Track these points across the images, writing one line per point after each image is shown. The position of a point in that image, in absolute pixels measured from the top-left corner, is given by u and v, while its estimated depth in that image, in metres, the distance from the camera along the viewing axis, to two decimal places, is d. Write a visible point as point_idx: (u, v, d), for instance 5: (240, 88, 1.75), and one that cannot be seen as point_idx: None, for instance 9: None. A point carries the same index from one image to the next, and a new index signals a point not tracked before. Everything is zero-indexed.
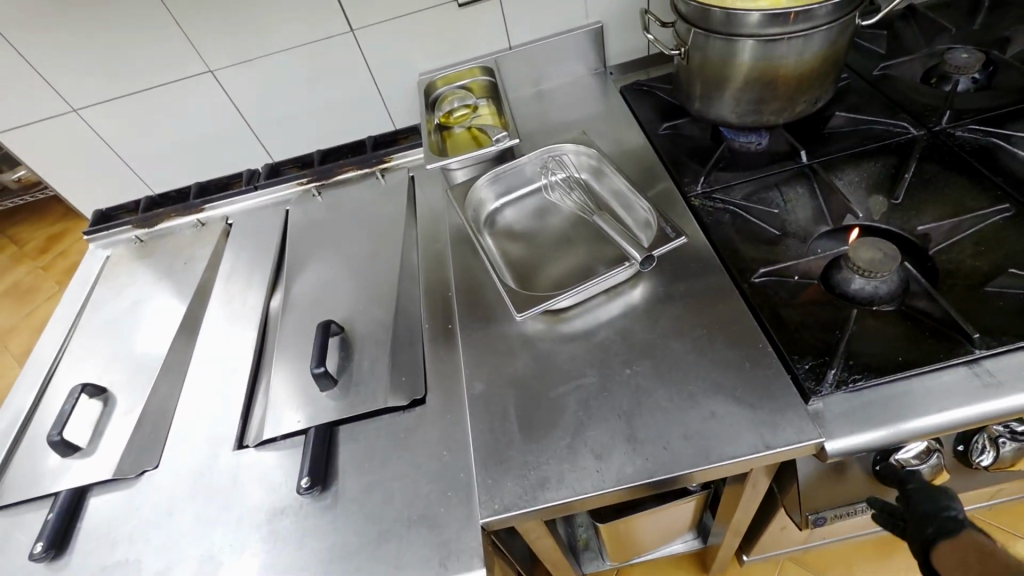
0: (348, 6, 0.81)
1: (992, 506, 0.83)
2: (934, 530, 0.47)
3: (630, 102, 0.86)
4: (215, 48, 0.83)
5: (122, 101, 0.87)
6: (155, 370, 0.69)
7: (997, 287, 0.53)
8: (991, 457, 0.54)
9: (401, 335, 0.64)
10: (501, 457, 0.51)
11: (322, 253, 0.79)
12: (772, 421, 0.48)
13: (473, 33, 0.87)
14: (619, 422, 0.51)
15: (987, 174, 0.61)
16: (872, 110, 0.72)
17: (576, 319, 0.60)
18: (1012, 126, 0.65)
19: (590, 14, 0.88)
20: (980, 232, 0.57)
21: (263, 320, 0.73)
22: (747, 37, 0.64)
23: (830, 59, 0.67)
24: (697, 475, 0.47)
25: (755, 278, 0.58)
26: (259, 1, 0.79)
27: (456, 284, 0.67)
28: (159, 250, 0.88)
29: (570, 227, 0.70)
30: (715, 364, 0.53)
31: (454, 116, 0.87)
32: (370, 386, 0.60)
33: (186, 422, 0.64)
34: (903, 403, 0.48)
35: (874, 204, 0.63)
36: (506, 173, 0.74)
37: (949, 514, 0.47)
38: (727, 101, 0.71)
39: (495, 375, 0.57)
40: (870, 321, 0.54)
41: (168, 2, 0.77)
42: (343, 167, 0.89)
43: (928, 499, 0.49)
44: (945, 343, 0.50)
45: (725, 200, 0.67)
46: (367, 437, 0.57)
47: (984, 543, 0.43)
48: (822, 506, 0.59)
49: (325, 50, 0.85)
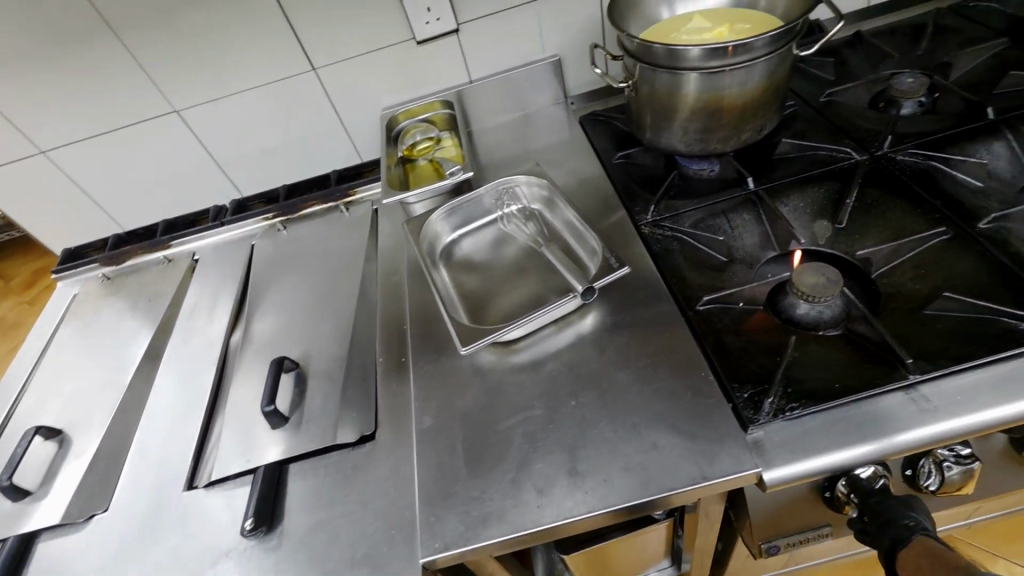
0: (309, 46, 0.83)
1: (970, 524, 0.83)
2: (891, 540, 0.51)
3: (588, 132, 0.88)
4: (180, 89, 0.85)
5: (89, 141, 0.88)
6: (111, 411, 0.69)
7: (935, 310, 0.53)
8: (937, 482, 0.53)
9: (353, 370, 0.65)
10: (446, 493, 0.51)
11: (284, 289, 0.80)
12: (711, 451, 0.48)
13: (434, 68, 0.90)
14: (563, 455, 0.51)
15: (927, 198, 0.62)
16: (817, 137, 0.74)
17: (526, 350, 0.61)
18: (951, 150, 0.67)
19: (546, 47, 0.91)
20: (920, 256, 0.58)
21: (221, 356, 0.73)
22: (691, 71, 0.66)
23: (771, 88, 0.68)
24: (638, 508, 0.47)
25: (699, 306, 0.59)
26: (221, 44, 0.81)
27: (410, 318, 0.68)
28: (124, 286, 0.88)
29: (524, 258, 0.71)
30: (658, 393, 0.53)
31: (417, 149, 0.89)
32: (320, 424, 0.60)
33: (141, 463, 0.64)
34: (839, 430, 0.48)
35: (818, 229, 0.64)
36: (461, 205, 0.75)
37: (907, 521, 0.51)
38: (676, 130, 0.73)
39: (445, 408, 0.57)
40: (813, 346, 0.54)
41: (132, 47, 0.79)
42: (308, 202, 0.91)
43: (890, 515, 0.51)
44: (883, 368, 0.50)
45: (674, 228, 0.68)
46: (316, 476, 0.58)
47: (936, 544, 0.48)
48: (775, 533, 0.58)
49: (288, 88, 0.87)
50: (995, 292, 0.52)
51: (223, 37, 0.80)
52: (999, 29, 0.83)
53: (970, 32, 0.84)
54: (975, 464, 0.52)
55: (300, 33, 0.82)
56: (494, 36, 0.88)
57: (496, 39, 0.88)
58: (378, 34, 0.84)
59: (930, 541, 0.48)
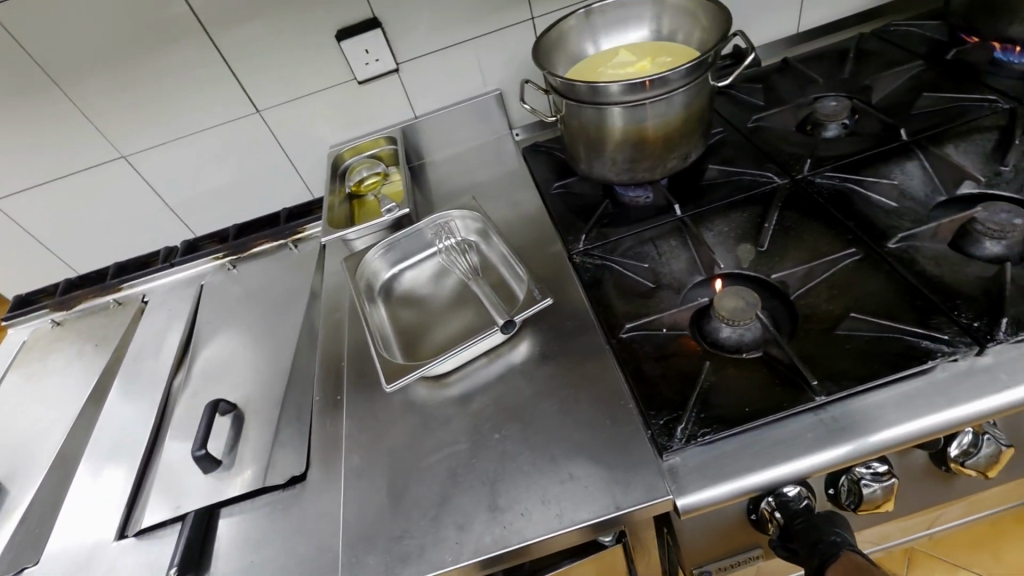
0: (252, 90, 0.85)
1: (932, 535, 0.82)
2: (819, 560, 0.49)
3: (529, 163, 0.91)
4: (126, 135, 0.86)
5: (38, 189, 0.89)
6: (50, 461, 0.70)
7: (845, 330, 0.54)
8: (858, 499, 0.54)
9: (289, 410, 0.66)
10: (368, 533, 0.51)
11: (229, 329, 0.80)
12: (626, 479, 0.49)
13: (377, 106, 0.92)
14: (484, 490, 0.51)
15: (840, 218, 0.65)
16: (743, 162, 0.77)
17: (457, 384, 0.62)
18: (865, 172, 0.69)
19: (487, 82, 0.93)
20: (833, 277, 0.60)
21: (163, 399, 0.74)
22: (613, 105, 0.68)
23: (692, 118, 0.71)
24: (554, 541, 0.48)
25: (622, 334, 0.60)
26: (164, 91, 0.83)
27: (349, 355, 0.69)
28: (73, 331, 0.89)
29: (461, 291, 0.72)
30: (578, 424, 0.54)
31: (364, 185, 0.91)
32: (252, 467, 0.61)
33: (75, 512, 0.64)
34: (750, 453, 0.49)
35: (741, 253, 0.66)
36: (399, 240, 0.76)
37: (833, 539, 0.50)
38: (606, 161, 0.75)
39: (373, 445, 0.58)
40: (730, 370, 0.55)
41: (75, 97, 0.81)
42: (258, 240, 0.92)
43: (814, 535, 0.50)
44: (792, 391, 0.51)
45: (604, 256, 0.70)
46: (246, 520, 0.58)
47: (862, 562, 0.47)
48: (705, 559, 0.59)
49: (233, 131, 0.89)
50: (899, 313, 0.54)
51: (165, 85, 0.82)
52: (917, 53, 0.87)
53: (891, 56, 0.88)
54: (892, 481, 0.53)
55: (242, 78, 0.84)
56: (434, 74, 0.90)
57: (437, 77, 0.91)
58: (320, 76, 0.86)
59: (856, 558, 0.48)
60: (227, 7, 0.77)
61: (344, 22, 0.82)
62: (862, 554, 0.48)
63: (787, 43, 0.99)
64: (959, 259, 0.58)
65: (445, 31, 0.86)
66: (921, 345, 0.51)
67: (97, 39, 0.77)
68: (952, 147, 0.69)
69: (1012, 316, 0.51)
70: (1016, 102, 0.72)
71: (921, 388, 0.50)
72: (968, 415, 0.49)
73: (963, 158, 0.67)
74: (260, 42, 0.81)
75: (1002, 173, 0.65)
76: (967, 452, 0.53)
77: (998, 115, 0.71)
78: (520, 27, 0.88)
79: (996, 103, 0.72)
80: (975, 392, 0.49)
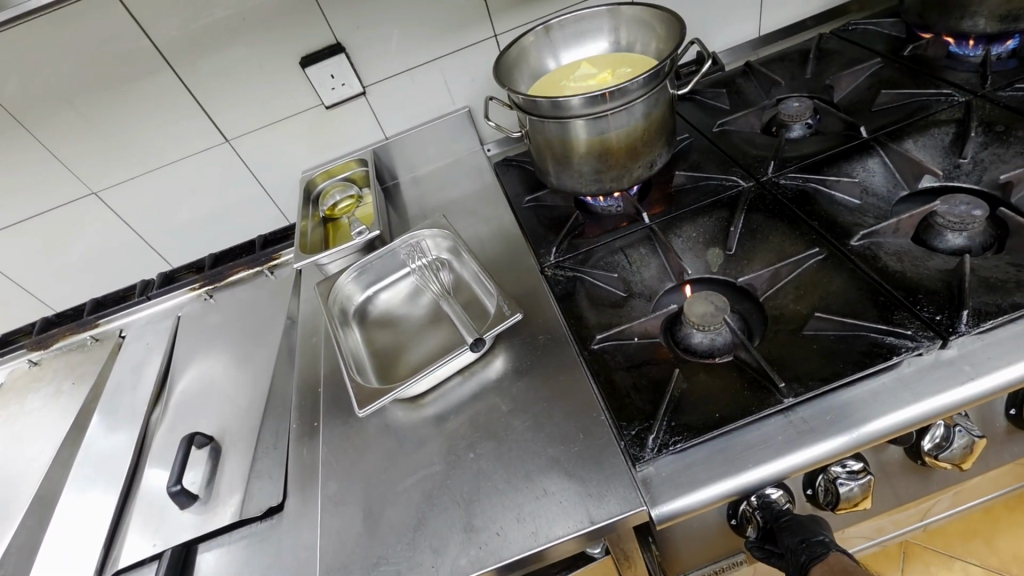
0: (220, 120, 0.86)
1: (926, 527, 0.82)
2: (807, 557, 0.47)
3: (502, 177, 0.91)
4: (96, 171, 0.86)
5: (9, 229, 0.89)
6: (26, 505, 0.69)
7: (812, 330, 0.55)
8: (836, 500, 0.53)
9: (266, 440, 0.66)
10: (345, 562, 0.50)
11: (206, 360, 0.80)
12: (599, 492, 0.49)
13: (348, 129, 0.93)
14: (459, 511, 0.51)
15: (803, 218, 0.65)
16: (709, 167, 0.78)
17: (432, 404, 0.61)
18: (828, 171, 0.70)
19: (456, 100, 0.94)
20: (799, 277, 0.60)
21: (140, 435, 0.72)
22: (576, 118, 0.68)
23: (654, 126, 0.72)
24: (531, 559, 0.47)
25: (594, 345, 0.60)
26: (132, 126, 0.83)
27: (325, 380, 0.69)
28: (51, 370, 0.88)
29: (435, 310, 0.72)
30: (552, 438, 0.54)
31: (338, 208, 0.91)
32: (229, 499, 0.60)
33: (51, 556, 0.63)
34: (721, 459, 0.49)
35: (711, 257, 0.66)
36: (372, 263, 0.76)
37: (819, 538, 0.48)
38: (574, 173, 0.75)
39: (349, 471, 0.58)
40: (699, 376, 0.55)
41: (42, 136, 0.81)
42: (234, 269, 0.92)
43: (799, 535, 0.48)
44: (759, 394, 0.52)
45: (576, 268, 0.70)
46: (224, 554, 0.57)
47: (849, 563, 0.45)
48: (691, 566, 0.59)
49: (204, 161, 0.89)
50: (863, 311, 0.55)
51: (133, 119, 0.83)
52: (877, 50, 0.88)
53: (851, 54, 0.89)
54: (868, 478, 0.53)
55: (210, 110, 0.85)
56: (402, 95, 0.91)
57: (405, 97, 0.92)
58: (288, 103, 0.87)
59: (844, 558, 0.45)
60: (189, 40, 0.78)
61: (308, 49, 0.83)
62: (850, 554, 0.46)
63: (751, 46, 1.00)
64: (921, 254, 0.58)
65: (409, 53, 0.87)
66: (886, 341, 0.52)
67: (61, 78, 0.77)
68: (911, 142, 0.70)
69: (972, 308, 0.51)
70: (972, 95, 0.73)
71: (888, 383, 0.51)
72: (936, 409, 0.49)
73: (922, 152, 0.68)
74: (225, 73, 0.82)
75: (960, 165, 0.65)
76: (941, 446, 0.54)
77: (954, 109, 0.72)
78: (484, 45, 0.89)
79: (952, 96, 0.74)
80: (940, 385, 0.50)
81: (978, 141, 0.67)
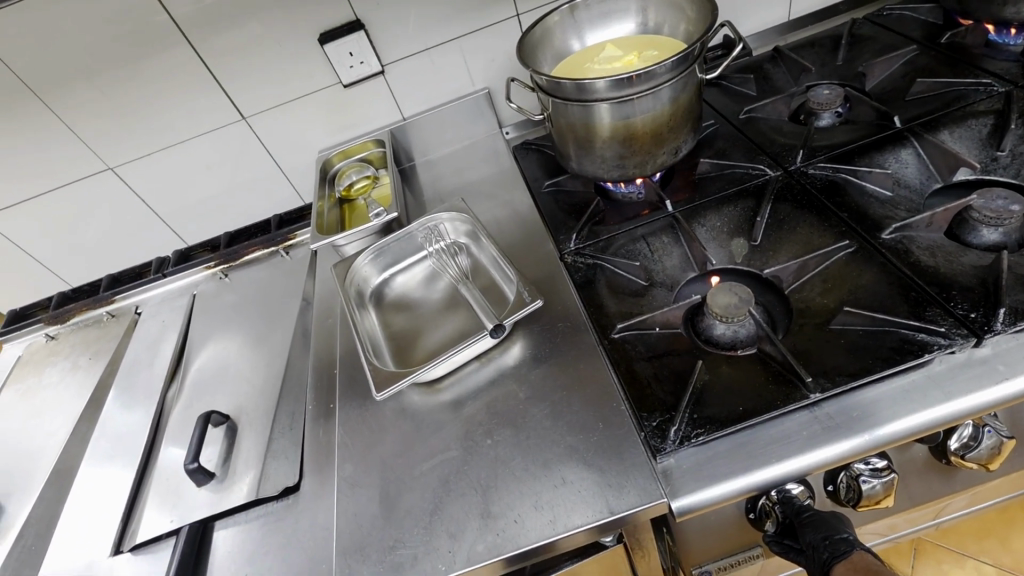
0: (237, 98, 0.85)
1: (941, 524, 0.81)
2: (829, 555, 0.46)
3: (520, 161, 0.90)
4: (112, 146, 0.86)
5: (27, 204, 0.89)
6: (45, 477, 0.70)
7: (839, 324, 0.54)
8: (858, 496, 0.52)
9: (282, 420, 0.66)
10: (362, 543, 0.50)
11: (222, 339, 0.80)
12: (618, 483, 0.49)
13: (365, 109, 0.92)
14: (475, 497, 0.51)
15: (832, 210, 0.64)
16: (735, 155, 0.76)
17: (449, 388, 0.61)
18: (859, 161, 0.68)
19: (475, 81, 0.93)
20: (826, 270, 0.59)
21: (157, 413, 0.73)
22: (600, 101, 0.67)
23: (680, 111, 0.70)
24: (549, 547, 0.47)
25: (614, 334, 0.59)
26: (148, 101, 0.82)
27: (341, 362, 0.68)
28: (69, 344, 0.89)
29: (453, 293, 0.71)
30: (571, 427, 0.54)
31: (354, 189, 0.90)
32: (246, 479, 0.60)
33: (69, 529, 0.63)
34: (743, 453, 0.48)
35: (734, 248, 0.65)
36: (389, 245, 0.75)
37: (842, 536, 0.47)
38: (596, 158, 0.74)
39: (365, 453, 0.57)
40: (722, 368, 0.54)
41: (59, 109, 0.80)
42: (250, 248, 0.92)
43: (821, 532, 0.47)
44: (784, 388, 0.51)
45: (596, 255, 0.69)
46: (240, 531, 0.57)
47: (874, 563, 0.44)
48: (706, 558, 0.58)
49: (221, 139, 0.89)
50: (894, 306, 0.53)
51: (150, 94, 0.82)
52: (912, 37, 0.85)
53: (885, 41, 0.86)
54: (892, 476, 0.52)
55: (227, 87, 0.83)
56: (421, 75, 0.90)
57: (423, 78, 0.90)
58: (305, 81, 0.86)
59: (868, 557, 0.44)
60: (207, 14, 0.76)
61: (326, 26, 0.81)
62: (874, 552, 0.45)
63: (779, 30, 0.97)
64: (955, 249, 0.57)
65: (429, 31, 0.85)
66: (917, 338, 0.51)
67: (77, 51, 0.76)
68: (947, 134, 0.68)
69: (1009, 306, 0.50)
70: (1012, 85, 0.70)
71: (917, 381, 0.50)
72: (967, 408, 0.48)
73: (958, 143, 0.66)
74: (243, 49, 0.80)
75: (998, 158, 0.63)
76: (968, 445, 0.52)
77: (994, 99, 0.70)
78: (506, 25, 0.87)
79: (991, 86, 0.71)
80: (972, 384, 0.48)
81: (1017, 134, 0.64)
